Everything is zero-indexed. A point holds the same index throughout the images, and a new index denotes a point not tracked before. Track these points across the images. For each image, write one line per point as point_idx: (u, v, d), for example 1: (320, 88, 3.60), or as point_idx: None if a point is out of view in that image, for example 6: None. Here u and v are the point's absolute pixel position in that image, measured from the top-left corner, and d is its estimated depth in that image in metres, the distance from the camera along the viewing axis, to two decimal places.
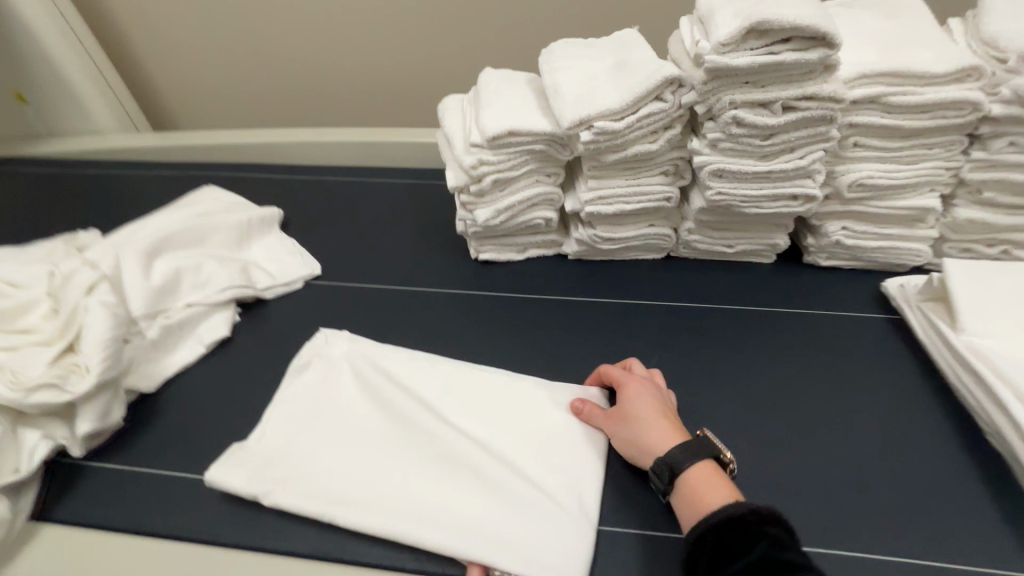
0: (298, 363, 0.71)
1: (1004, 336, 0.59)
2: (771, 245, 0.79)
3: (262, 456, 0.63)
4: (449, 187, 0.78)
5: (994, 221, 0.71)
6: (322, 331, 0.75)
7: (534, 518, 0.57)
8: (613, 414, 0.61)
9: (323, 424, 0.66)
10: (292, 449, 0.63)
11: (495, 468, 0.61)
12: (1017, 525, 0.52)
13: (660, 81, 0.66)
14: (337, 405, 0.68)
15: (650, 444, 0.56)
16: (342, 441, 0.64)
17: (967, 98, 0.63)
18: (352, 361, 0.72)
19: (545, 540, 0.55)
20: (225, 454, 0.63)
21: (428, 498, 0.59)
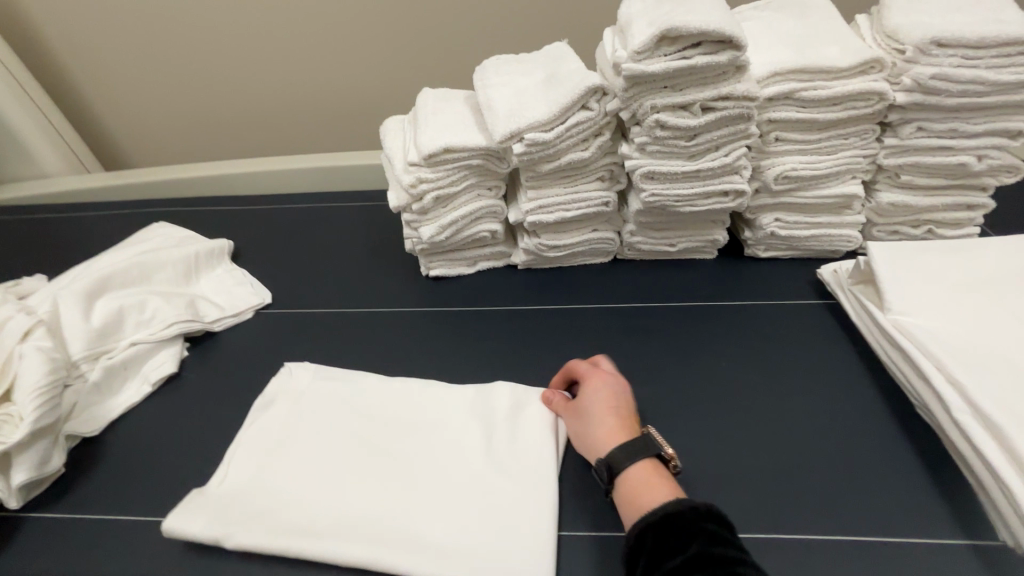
0: (264, 399, 0.70)
1: (926, 312, 0.61)
2: (711, 241, 0.82)
3: (225, 498, 0.60)
4: (392, 207, 0.79)
5: (914, 202, 0.74)
6: (287, 365, 0.74)
7: (493, 523, 0.56)
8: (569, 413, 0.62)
9: (286, 454, 0.64)
10: (256, 486, 0.61)
11: (456, 478, 0.60)
12: (950, 493, 0.54)
13: (583, 91, 0.68)
14: (300, 434, 0.66)
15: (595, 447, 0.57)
16: (305, 470, 0.62)
17: (872, 88, 0.66)
18: (319, 393, 0.71)
19: (504, 544, 0.55)
20: (183, 501, 0.60)
21: (393, 519, 0.57)
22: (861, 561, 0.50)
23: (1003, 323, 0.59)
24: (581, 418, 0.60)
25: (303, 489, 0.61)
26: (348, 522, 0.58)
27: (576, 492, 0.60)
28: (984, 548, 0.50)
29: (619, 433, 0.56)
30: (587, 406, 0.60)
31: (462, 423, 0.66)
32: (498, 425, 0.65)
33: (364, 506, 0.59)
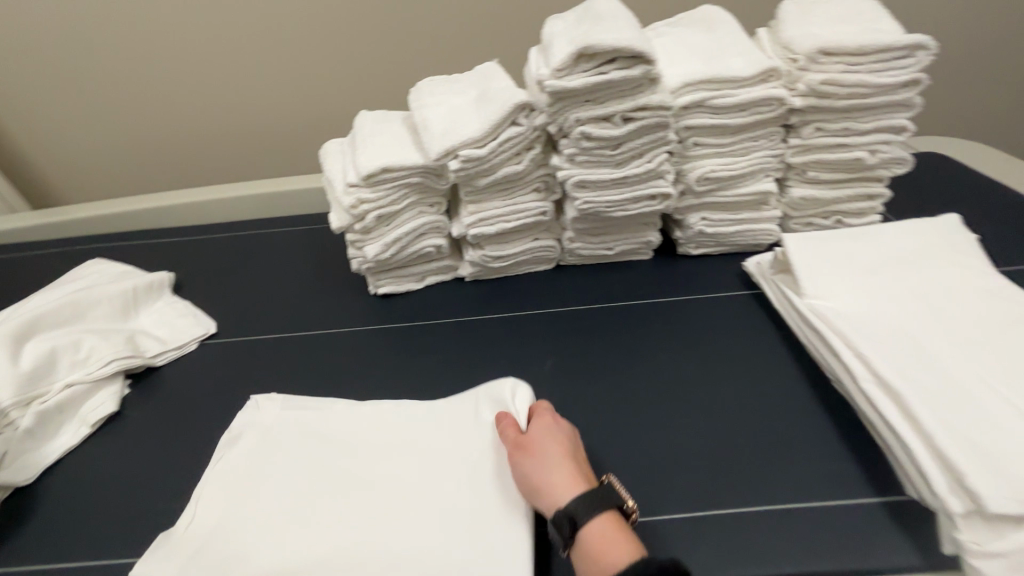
0: (230, 436, 0.67)
1: (836, 294, 0.67)
2: (646, 242, 0.86)
3: (189, 545, 0.57)
4: (334, 229, 0.80)
5: (821, 196, 0.81)
6: (254, 400, 0.72)
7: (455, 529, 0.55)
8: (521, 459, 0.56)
9: (236, 484, 0.62)
10: (224, 527, 0.58)
11: (419, 487, 0.59)
12: (863, 456, 0.59)
13: (511, 108, 0.72)
14: (250, 461, 0.64)
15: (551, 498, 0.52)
16: (256, 497, 0.60)
17: (772, 95, 0.72)
18: (286, 424, 0.68)
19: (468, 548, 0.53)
20: (150, 549, 0.57)
21: (358, 544, 0.55)
22: (789, 527, 0.54)
23: (901, 299, 0.65)
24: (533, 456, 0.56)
25: (252, 515, 0.59)
26: (298, 543, 0.56)
27: None
28: (895, 503, 0.54)
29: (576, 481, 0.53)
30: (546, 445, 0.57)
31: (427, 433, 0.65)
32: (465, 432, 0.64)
33: (325, 529, 0.56)
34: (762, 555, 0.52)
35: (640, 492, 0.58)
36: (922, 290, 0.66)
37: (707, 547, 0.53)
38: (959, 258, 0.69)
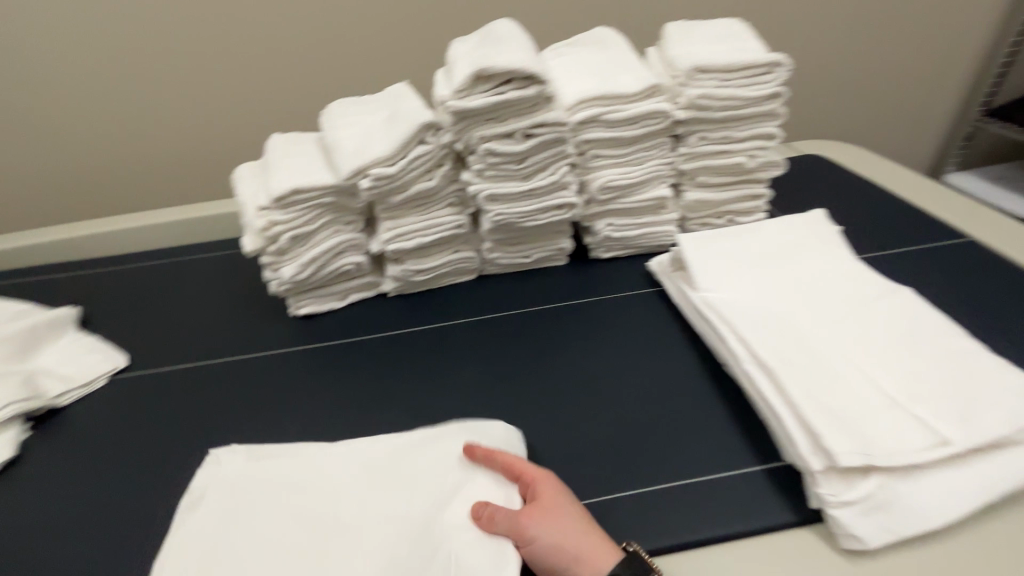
0: (191, 497, 0.62)
1: (724, 287, 0.74)
2: (560, 248, 0.91)
3: None
4: (247, 252, 0.80)
5: (712, 198, 0.89)
6: (214, 452, 0.67)
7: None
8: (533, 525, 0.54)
9: (198, 552, 0.57)
10: None
11: (394, 531, 0.57)
12: (748, 431, 0.65)
13: (417, 128, 0.75)
14: (214, 517, 0.60)
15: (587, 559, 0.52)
16: (206, 545, 0.57)
17: (657, 109, 0.79)
18: (252, 473, 0.64)
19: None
20: None
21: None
22: (686, 500, 0.59)
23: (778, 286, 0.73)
24: (548, 524, 0.54)
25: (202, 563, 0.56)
26: None
27: None
28: (774, 469, 0.61)
29: (599, 536, 0.54)
30: (555, 512, 0.55)
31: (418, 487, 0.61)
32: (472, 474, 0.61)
33: None
34: (662, 528, 0.56)
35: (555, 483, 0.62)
36: (795, 278, 0.74)
37: (613, 527, 0.57)
38: (826, 249, 0.78)
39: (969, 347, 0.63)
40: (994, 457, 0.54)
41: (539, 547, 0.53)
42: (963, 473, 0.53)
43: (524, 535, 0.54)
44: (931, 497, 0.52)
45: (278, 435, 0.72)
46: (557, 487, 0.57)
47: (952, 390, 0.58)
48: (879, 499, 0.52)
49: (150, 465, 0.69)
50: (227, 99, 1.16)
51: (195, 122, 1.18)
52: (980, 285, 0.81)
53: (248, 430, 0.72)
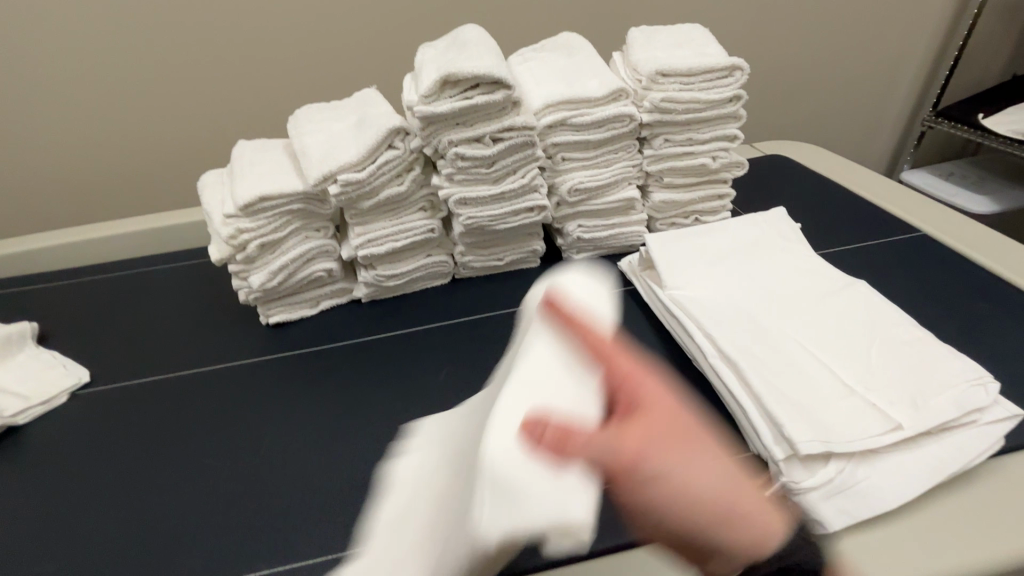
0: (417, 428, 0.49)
1: (691, 284, 0.76)
2: (532, 250, 0.92)
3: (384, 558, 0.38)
4: (214, 261, 0.79)
5: (678, 198, 0.91)
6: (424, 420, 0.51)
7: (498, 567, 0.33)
8: (651, 456, 0.39)
9: (422, 478, 0.42)
10: (427, 522, 0.39)
11: (467, 434, 0.42)
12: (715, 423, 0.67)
13: (385, 133, 0.75)
14: (438, 440, 0.46)
15: (738, 518, 0.41)
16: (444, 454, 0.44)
17: (622, 112, 0.81)
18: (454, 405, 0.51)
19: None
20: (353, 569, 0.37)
21: (428, 518, 0.39)
22: None
23: (741, 284, 0.75)
24: (678, 461, 0.40)
25: (434, 489, 0.41)
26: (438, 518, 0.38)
27: None
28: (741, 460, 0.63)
29: (749, 484, 0.43)
30: (682, 442, 0.42)
31: (494, 384, 0.45)
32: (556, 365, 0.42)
33: (431, 509, 0.39)
34: None
35: None
36: (757, 275, 0.76)
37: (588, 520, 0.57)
38: (787, 246, 0.81)
39: (920, 336, 0.66)
40: (942, 440, 0.57)
41: (665, 490, 0.40)
42: (914, 457, 0.56)
43: (640, 474, 0.38)
44: (886, 480, 0.54)
45: (250, 444, 0.71)
46: (668, 404, 0.43)
47: (904, 378, 0.61)
48: (839, 483, 0.54)
49: (120, 481, 0.67)
50: (192, 106, 1.14)
51: (159, 129, 1.15)
52: (933, 276, 0.85)
53: (219, 441, 0.71)
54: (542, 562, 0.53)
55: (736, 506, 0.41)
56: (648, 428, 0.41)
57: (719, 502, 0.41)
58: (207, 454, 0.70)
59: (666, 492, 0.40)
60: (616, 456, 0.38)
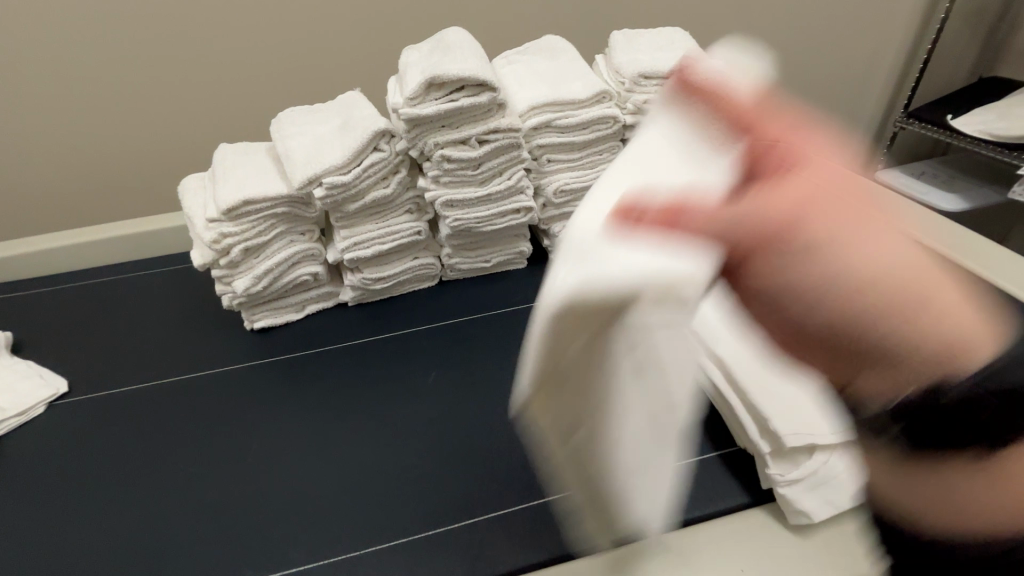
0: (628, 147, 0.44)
1: None
2: (519, 251, 0.93)
3: (574, 260, 0.39)
4: (197, 266, 0.77)
5: None
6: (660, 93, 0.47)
7: (576, 322, 0.39)
8: (822, 220, 0.36)
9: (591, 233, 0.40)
10: (581, 250, 0.39)
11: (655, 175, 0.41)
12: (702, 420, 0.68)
13: (370, 135, 0.74)
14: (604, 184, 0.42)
15: (943, 308, 0.36)
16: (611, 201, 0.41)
17: (607, 114, 0.82)
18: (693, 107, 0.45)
19: (567, 355, 0.40)
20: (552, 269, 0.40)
21: (611, 253, 0.38)
22: None
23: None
24: (852, 230, 0.36)
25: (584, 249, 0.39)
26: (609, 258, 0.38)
27: (421, 497, 0.63)
28: (729, 453, 0.64)
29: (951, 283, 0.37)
30: (859, 214, 0.37)
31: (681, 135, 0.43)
32: (661, 172, 0.41)
33: (609, 251, 0.38)
34: None
35: (524, 482, 0.63)
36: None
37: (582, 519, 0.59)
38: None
39: None
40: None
41: (842, 263, 0.36)
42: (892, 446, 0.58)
43: (801, 235, 0.36)
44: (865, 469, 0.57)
45: (239, 452, 0.70)
46: (844, 174, 0.39)
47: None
48: (821, 474, 0.56)
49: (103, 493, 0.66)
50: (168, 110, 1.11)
51: (134, 133, 1.12)
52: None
53: (205, 451, 0.70)
54: (538, 562, 0.57)
55: (918, 310, 0.35)
56: (798, 197, 0.36)
57: (871, 293, 0.35)
58: (194, 466, 0.68)
59: (819, 269, 0.36)
60: (741, 228, 0.37)
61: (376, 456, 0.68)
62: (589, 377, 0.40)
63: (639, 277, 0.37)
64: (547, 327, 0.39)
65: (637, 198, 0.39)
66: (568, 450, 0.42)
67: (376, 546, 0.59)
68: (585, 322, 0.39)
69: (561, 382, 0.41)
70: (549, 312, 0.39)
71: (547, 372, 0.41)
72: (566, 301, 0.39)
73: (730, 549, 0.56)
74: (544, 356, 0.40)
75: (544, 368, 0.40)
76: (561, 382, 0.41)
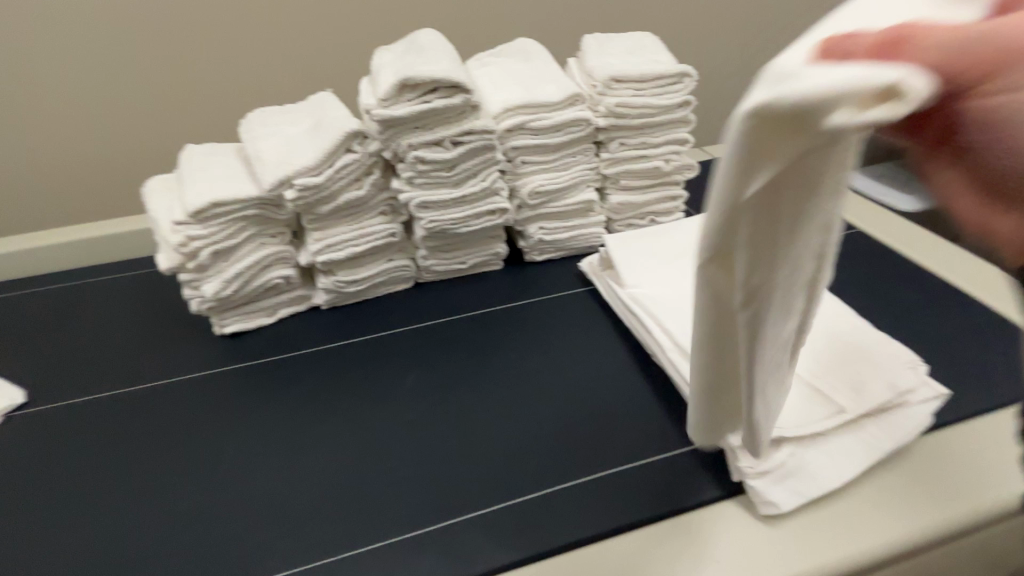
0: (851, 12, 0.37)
1: (649, 283, 0.79)
2: (495, 252, 0.93)
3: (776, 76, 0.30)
4: (163, 271, 0.75)
5: (634, 200, 0.95)
6: None
7: (773, 137, 0.31)
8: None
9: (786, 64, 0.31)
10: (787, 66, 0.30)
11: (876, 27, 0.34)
12: (674, 416, 0.70)
13: (343, 137, 0.74)
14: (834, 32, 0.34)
15: None
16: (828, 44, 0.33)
17: (579, 117, 0.83)
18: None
19: (754, 187, 0.33)
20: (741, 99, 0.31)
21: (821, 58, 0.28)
22: (623, 486, 0.62)
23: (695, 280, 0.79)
24: None
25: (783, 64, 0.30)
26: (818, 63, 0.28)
27: (398, 501, 0.63)
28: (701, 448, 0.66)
29: None
30: None
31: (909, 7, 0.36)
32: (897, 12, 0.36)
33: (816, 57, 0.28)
34: (603, 514, 0.60)
35: (501, 482, 0.64)
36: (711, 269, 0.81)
37: (558, 517, 0.60)
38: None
39: (860, 324, 0.71)
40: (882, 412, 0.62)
41: None
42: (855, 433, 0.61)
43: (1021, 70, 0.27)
44: (830, 460, 0.59)
45: (210, 459, 0.68)
46: None
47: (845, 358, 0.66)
48: (789, 466, 0.58)
49: (64, 507, 0.64)
50: (133, 110, 1.08)
51: (97, 133, 1.08)
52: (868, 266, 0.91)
53: (174, 459, 0.68)
54: (519, 558, 0.57)
55: None
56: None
57: None
58: (163, 476, 0.67)
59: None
60: (963, 56, 0.28)
61: (352, 460, 0.67)
62: (763, 220, 0.36)
63: (845, 96, 0.26)
64: (743, 139, 0.31)
65: (839, 36, 0.31)
66: (713, 301, 0.42)
67: (353, 550, 0.59)
68: (789, 137, 0.30)
69: (734, 222, 0.36)
70: (752, 118, 0.30)
71: (735, 204, 0.34)
72: (772, 109, 0.29)
73: (703, 540, 0.57)
74: (727, 184, 0.34)
75: (724, 201, 0.34)
76: (734, 224, 0.36)
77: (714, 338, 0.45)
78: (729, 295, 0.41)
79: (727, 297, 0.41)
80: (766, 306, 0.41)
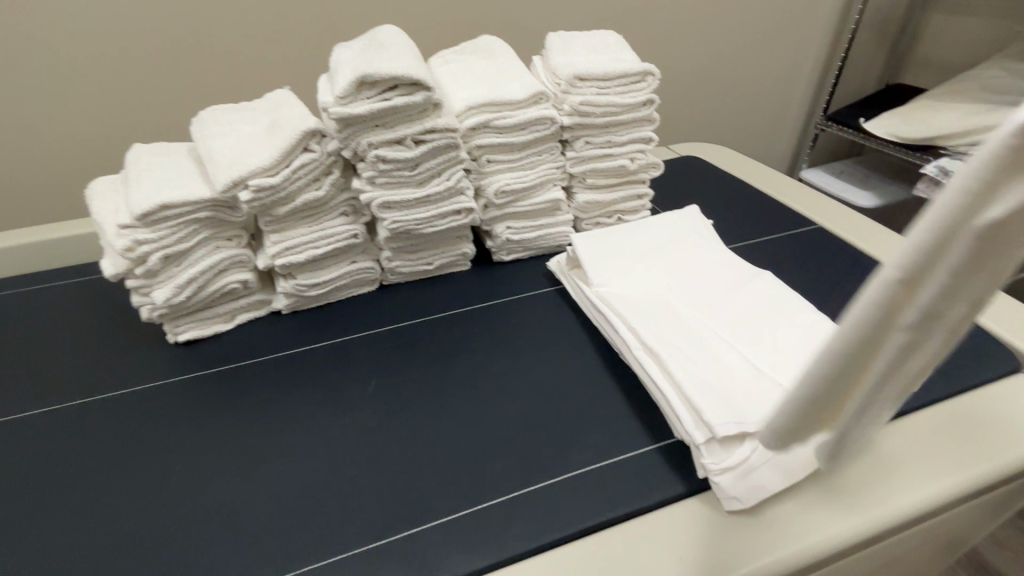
0: None
1: (615, 282, 0.79)
2: (462, 253, 0.92)
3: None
4: (108, 276, 0.71)
5: (601, 199, 0.95)
6: None
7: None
8: None
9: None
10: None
11: None
12: (641, 414, 0.70)
13: (299, 135, 0.71)
14: None
15: None
16: None
17: (544, 115, 0.83)
18: None
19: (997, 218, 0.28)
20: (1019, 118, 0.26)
21: None
22: (591, 487, 0.62)
23: (669, 279, 0.80)
24: None
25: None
26: None
27: (360, 511, 0.61)
28: (667, 446, 0.66)
29: None
30: None
31: None
32: None
33: None
34: (570, 515, 0.59)
35: (468, 486, 0.63)
36: (681, 268, 0.82)
37: (525, 521, 0.59)
38: (700, 243, 0.87)
39: (818, 319, 0.73)
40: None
41: None
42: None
43: None
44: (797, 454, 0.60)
45: (161, 472, 0.65)
46: None
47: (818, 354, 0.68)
48: (753, 461, 0.59)
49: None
50: (81, 105, 1.04)
51: (41, 129, 1.04)
52: (826, 263, 0.94)
53: (121, 474, 0.65)
54: (485, 564, 0.55)
55: None
56: None
57: None
58: (108, 491, 0.63)
59: None
60: None
61: (314, 469, 0.65)
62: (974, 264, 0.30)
63: None
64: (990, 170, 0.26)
65: None
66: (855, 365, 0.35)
67: (311, 564, 0.56)
68: None
69: (945, 255, 0.29)
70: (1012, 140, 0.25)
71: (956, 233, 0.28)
72: None
73: (670, 537, 0.57)
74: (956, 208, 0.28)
75: (952, 216, 0.28)
76: (941, 258, 0.29)
77: (824, 388, 0.36)
78: (883, 334, 0.33)
79: (879, 339, 0.33)
80: (903, 356, 0.34)
